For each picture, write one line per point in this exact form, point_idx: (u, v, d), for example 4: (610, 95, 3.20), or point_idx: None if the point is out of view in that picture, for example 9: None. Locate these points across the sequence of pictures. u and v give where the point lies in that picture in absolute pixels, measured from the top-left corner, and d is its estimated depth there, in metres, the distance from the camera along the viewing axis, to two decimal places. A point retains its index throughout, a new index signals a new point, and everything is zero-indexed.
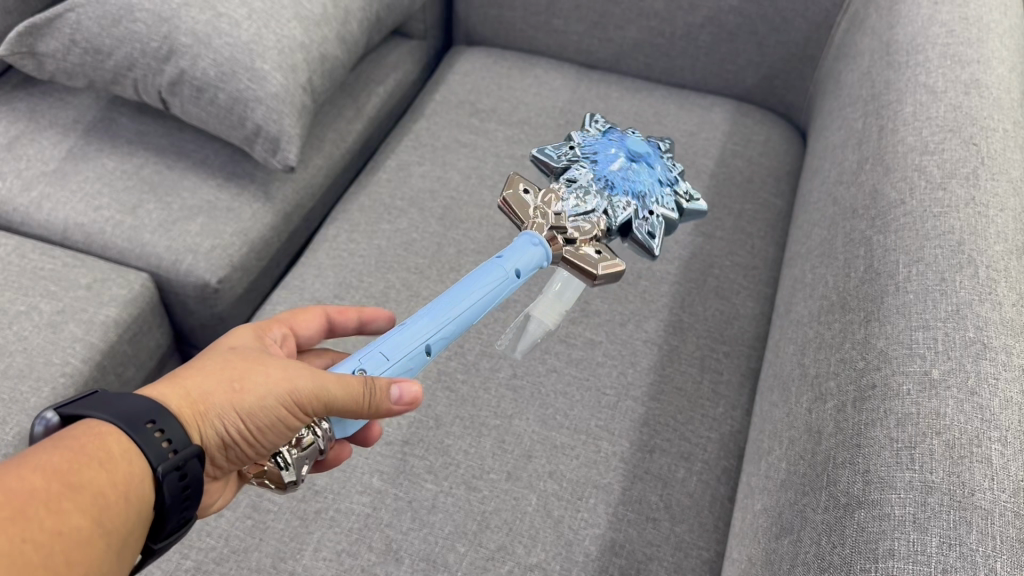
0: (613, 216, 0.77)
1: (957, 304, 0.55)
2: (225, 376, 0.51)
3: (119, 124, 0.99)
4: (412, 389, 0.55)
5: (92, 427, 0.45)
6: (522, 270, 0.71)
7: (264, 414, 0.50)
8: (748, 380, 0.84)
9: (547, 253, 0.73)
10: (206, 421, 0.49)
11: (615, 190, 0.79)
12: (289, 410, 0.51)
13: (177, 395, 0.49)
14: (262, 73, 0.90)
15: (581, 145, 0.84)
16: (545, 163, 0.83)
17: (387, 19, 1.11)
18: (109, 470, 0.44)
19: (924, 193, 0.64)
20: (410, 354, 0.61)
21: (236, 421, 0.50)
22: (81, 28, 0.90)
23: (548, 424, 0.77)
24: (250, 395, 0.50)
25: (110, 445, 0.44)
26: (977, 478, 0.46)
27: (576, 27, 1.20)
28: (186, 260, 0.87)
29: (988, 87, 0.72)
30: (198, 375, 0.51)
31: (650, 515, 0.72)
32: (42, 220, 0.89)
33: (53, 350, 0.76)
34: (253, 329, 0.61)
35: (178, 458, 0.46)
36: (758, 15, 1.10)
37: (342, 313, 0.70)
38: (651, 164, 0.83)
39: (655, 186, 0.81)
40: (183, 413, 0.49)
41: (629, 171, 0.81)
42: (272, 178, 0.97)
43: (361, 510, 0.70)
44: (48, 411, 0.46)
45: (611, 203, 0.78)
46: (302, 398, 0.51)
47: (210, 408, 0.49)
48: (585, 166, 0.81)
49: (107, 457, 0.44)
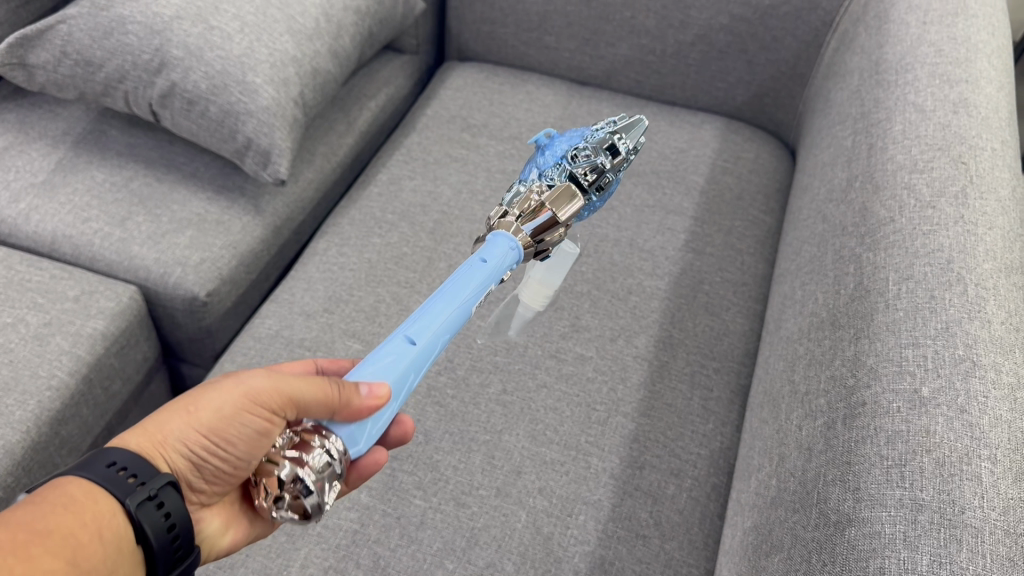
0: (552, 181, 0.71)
1: (946, 322, 0.55)
2: (183, 402, 0.51)
3: (109, 136, 0.99)
4: (381, 389, 0.50)
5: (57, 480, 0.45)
6: (494, 258, 0.63)
7: (225, 425, 0.50)
8: (738, 396, 0.84)
9: (513, 238, 0.66)
10: (169, 448, 0.50)
11: (548, 169, 0.73)
12: (254, 416, 0.50)
13: (137, 433, 0.50)
14: (253, 86, 0.90)
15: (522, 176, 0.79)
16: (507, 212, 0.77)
17: (379, 35, 1.12)
18: (75, 511, 0.43)
19: (913, 211, 0.65)
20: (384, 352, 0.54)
21: (197, 440, 0.50)
22: (73, 40, 0.90)
23: (538, 440, 0.77)
24: (205, 412, 0.50)
25: (74, 489, 0.44)
26: (966, 496, 0.46)
27: (567, 44, 1.20)
28: (175, 273, 0.86)
29: (976, 106, 0.73)
30: (160, 410, 0.51)
31: (640, 532, 0.71)
32: (30, 232, 0.88)
33: (39, 363, 0.76)
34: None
35: (148, 488, 0.45)
36: (748, 33, 1.11)
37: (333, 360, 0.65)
38: (566, 135, 0.77)
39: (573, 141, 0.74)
40: (144, 447, 0.49)
41: (548, 153, 0.75)
42: (263, 192, 0.97)
43: (348, 526, 0.70)
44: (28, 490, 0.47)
45: (548, 176, 0.72)
46: (258, 399, 0.50)
47: (168, 436, 0.50)
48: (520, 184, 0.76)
49: (72, 501, 0.44)
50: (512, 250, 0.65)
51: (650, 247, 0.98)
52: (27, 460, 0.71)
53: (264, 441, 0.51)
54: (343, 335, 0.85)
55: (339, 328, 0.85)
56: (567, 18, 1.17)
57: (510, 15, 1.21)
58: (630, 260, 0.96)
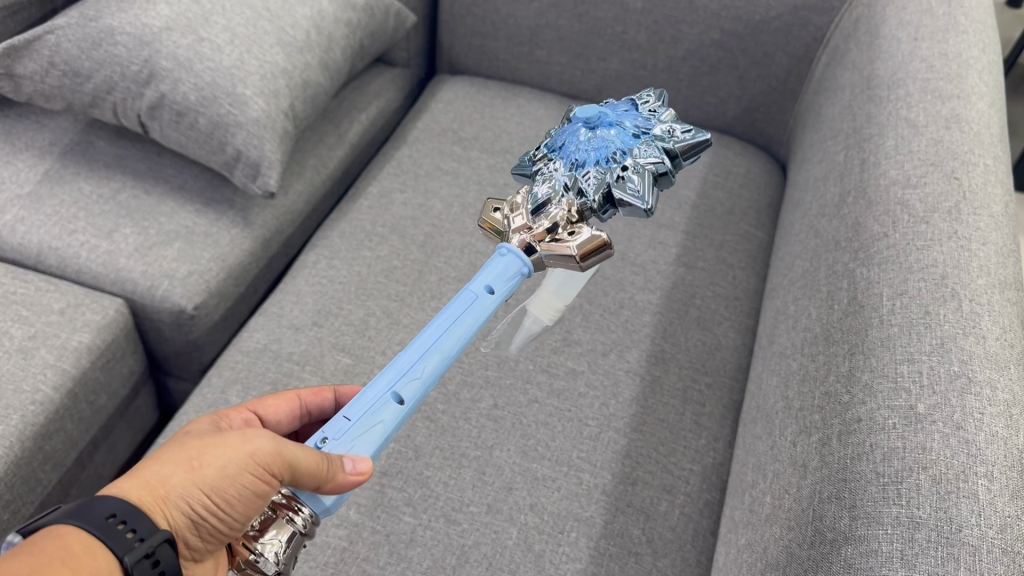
0: (583, 192, 0.63)
1: (941, 338, 0.55)
2: (184, 454, 0.48)
3: (96, 147, 0.98)
4: (362, 466, 0.50)
5: (52, 530, 0.42)
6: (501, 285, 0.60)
7: (228, 484, 0.47)
8: (731, 412, 0.83)
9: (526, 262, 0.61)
10: (170, 504, 0.46)
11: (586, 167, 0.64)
12: (257, 479, 0.48)
13: (136, 486, 0.46)
14: (244, 98, 0.90)
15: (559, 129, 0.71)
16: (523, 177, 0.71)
17: (370, 48, 1.11)
18: (73, 565, 0.40)
19: (907, 226, 0.65)
20: (369, 412, 0.53)
21: (198, 497, 0.46)
22: (61, 51, 0.90)
23: (529, 455, 0.76)
24: (209, 469, 0.47)
25: (73, 541, 0.41)
26: (964, 514, 0.45)
27: (559, 58, 1.20)
28: (162, 285, 0.85)
29: (968, 122, 0.73)
30: (159, 459, 0.48)
31: (632, 549, 0.71)
32: (16, 244, 0.87)
33: (23, 377, 0.74)
34: (210, 417, 0.58)
35: (147, 545, 0.43)
36: (739, 49, 1.11)
37: (317, 394, 0.65)
38: (618, 121, 0.66)
39: (625, 141, 0.64)
40: (143, 500, 0.46)
41: (594, 139, 0.65)
42: (252, 204, 0.96)
43: (337, 544, 0.69)
44: (13, 534, 0.43)
45: (581, 177, 0.63)
46: (263, 462, 0.48)
47: (171, 490, 0.46)
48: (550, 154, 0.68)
49: (70, 554, 0.41)
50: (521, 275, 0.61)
51: (642, 261, 0.97)
52: (9, 476, 0.70)
53: (261, 504, 0.49)
54: (333, 349, 0.84)
55: (328, 342, 0.84)
56: (558, 32, 1.17)
57: (502, 29, 1.21)
58: (622, 274, 0.96)
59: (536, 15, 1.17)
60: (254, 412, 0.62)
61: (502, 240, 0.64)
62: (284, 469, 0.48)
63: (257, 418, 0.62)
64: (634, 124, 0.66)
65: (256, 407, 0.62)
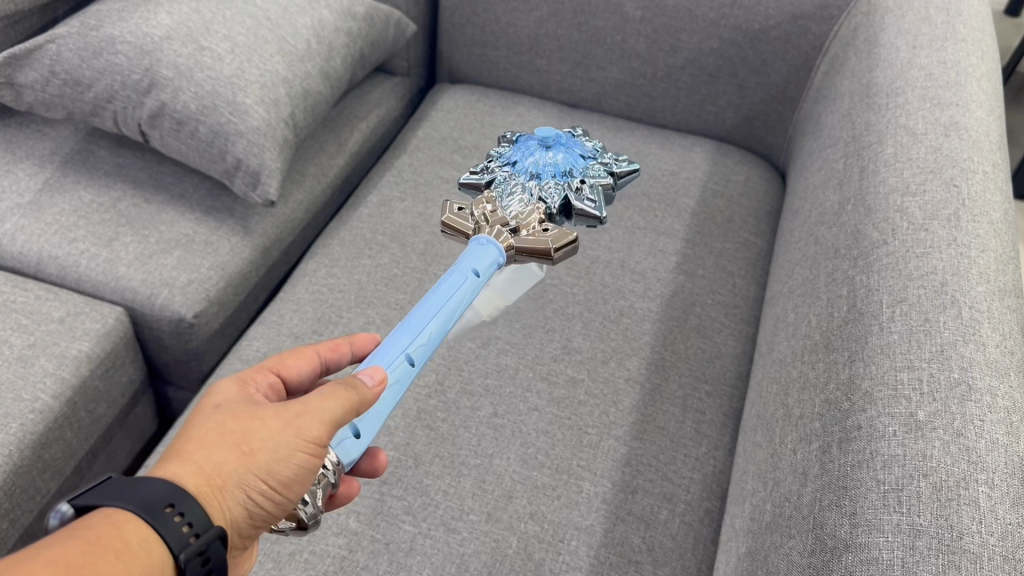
0: (548, 200, 1.01)
1: (941, 345, 0.55)
2: (230, 439, 0.49)
3: (96, 156, 0.98)
4: (379, 375, 0.57)
5: (110, 515, 0.43)
6: (485, 270, 0.87)
7: (280, 465, 0.49)
8: (731, 420, 0.83)
9: (500, 249, 0.90)
10: (227, 492, 0.48)
11: (543, 181, 1.02)
12: (304, 453, 0.50)
13: (192, 474, 0.47)
14: (244, 107, 0.90)
15: (500, 161, 1.07)
16: (476, 187, 1.04)
17: (370, 58, 1.12)
18: (127, 561, 0.41)
19: (907, 233, 0.65)
20: (392, 364, 0.69)
21: (256, 482, 0.49)
22: (61, 60, 0.90)
23: (529, 464, 0.76)
24: (262, 454, 0.49)
25: (131, 534, 0.43)
26: (965, 521, 0.45)
27: (558, 67, 1.20)
28: (162, 293, 0.85)
29: (968, 129, 0.73)
30: (204, 446, 0.49)
31: (632, 558, 0.70)
32: (16, 252, 0.87)
33: (22, 386, 0.74)
34: (236, 380, 0.56)
35: (201, 543, 0.44)
36: (738, 57, 1.11)
37: (334, 350, 0.64)
38: (562, 152, 1.07)
39: (569, 165, 1.06)
40: (204, 491, 0.47)
41: (545, 166, 1.05)
42: (252, 213, 0.96)
43: (336, 553, 0.69)
44: (62, 503, 0.44)
45: (544, 189, 1.00)
46: (313, 441, 0.50)
47: (228, 480, 0.48)
48: (510, 175, 1.04)
49: (124, 548, 0.42)
50: (497, 262, 0.89)
51: (641, 268, 0.97)
52: (7, 484, 0.70)
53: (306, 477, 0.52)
54: None
55: None
56: (558, 41, 1.18)
57: (501, 38, 1.21)
58: (621, 281, 0.96)
59: (536, 24, 1.17)
60: (274, 371, 0.60)
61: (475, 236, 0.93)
62: (327, 438, 0.51)
63: (277, 379, 0.60)
64: (572, 158, 1.07)
65: (274, 365, 0.60)
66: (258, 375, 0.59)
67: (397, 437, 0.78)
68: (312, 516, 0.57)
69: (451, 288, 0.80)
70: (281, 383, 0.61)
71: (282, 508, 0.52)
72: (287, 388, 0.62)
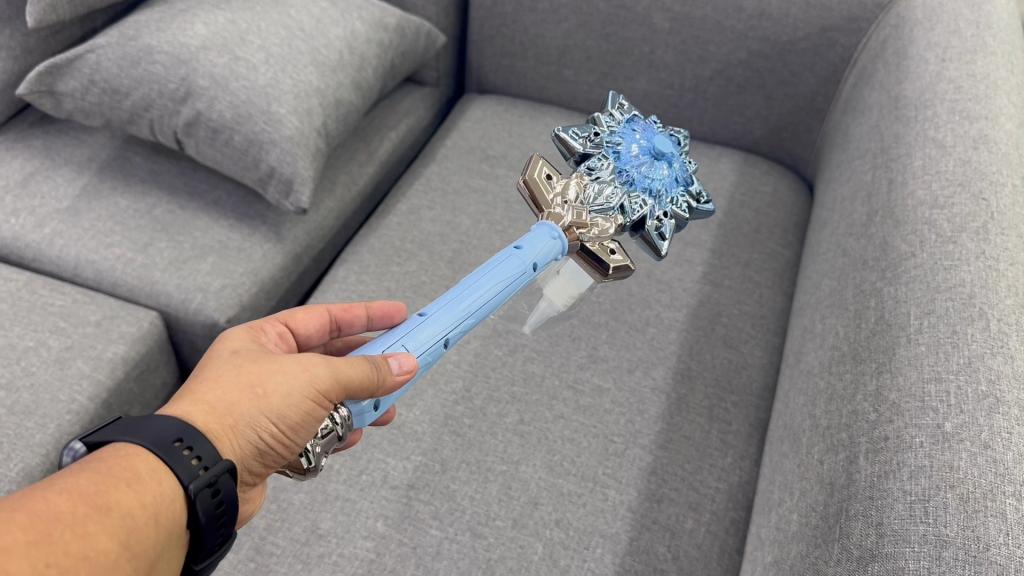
0: (627, 213, 0.74)
1: (969, 357, 0.55)
2: (243, 382, 0.50)
3: (133, 163, 1.00)
4: (410, 364, 0.56)
5: (120, 450, 0.44)
6: (542, 261, 0.69)
7: (291, 411, 0.50)
8: (757, 430, 0.83)
9: (564, 239, 0.71)
10: (237, 432, 0.49)
11: (635, 187, 0.75)
12: (314, 402, 0.51)
13: (202, 411, 0.48)
14: (278, 116, 0.92)
15: (606, 130, 0.78)
16: (566, 145, 0.77)
17: (401, 69, 1.13)
18: (137, 490, 0.42)
19: (934, 245, 0.65)
20: (429, 349, 0.60)
21: (267, 424, 0.50)
22: (100, 69, 0.92)
23: (555, 471, 0.77)
24: (274, 398, 0.50)
25: (140, 465, 0.43)
26: (992, 533, 0.45)
27: (586, 77, 1.22)
28: (195, 299, 0.87)
29: (997, 142, 0.73)
30: (217, 387, 0.50)
31: (657, 566, 0.71)
32: (54, 257, 0.89)
33: (59, 387, 0.76)
34: (247, 329, 0.58)
35: (211, 475, 0.45)
36: (767, 69, 1.11)
37: (347, 310, 0.67)
38: (679, 161, 0.78)
39: (673, 184, 0.77)
40: (215, 430, 0.48)
41: (651, 168, 0.76)
42: (284, 220, 0.98)
43: (364, 555, 0.70)
44: (75, 443, 0.45)
45: (629, 198, 0.74)
46: (323, 389, 0.51)
47: (239, 420, 0.49)
48: (607, 156, 0.76)
49: (135, 478, 0.43)
50: (554, 252, 0.70)
51: (668, 278, 0.98)
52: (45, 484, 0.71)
53: (316, 426, 0.52)
54: None
55: None
56: (586, 52, 1.18)
57: (530, 49, 1.22)
58: (648, 290, 0.96)
59: (564, 35, 1.18)
60: (286, 324, 0.63)
61: (544, 215, 0.72)
62: (339, 390, 0.52)
63: (289, 331, 0.63)
64: (682, 170, 0.79)
65: (288, 319, 0.63)
66: (267, 325, 0.61)
67: (425, 442, 0.78)
68: (312, 464, 0.53)
69: (500, 268, 0.65)
70: (290, 333, 0.63)
71: (291, 455, 0.53)
72: (297, 341, 0.64)
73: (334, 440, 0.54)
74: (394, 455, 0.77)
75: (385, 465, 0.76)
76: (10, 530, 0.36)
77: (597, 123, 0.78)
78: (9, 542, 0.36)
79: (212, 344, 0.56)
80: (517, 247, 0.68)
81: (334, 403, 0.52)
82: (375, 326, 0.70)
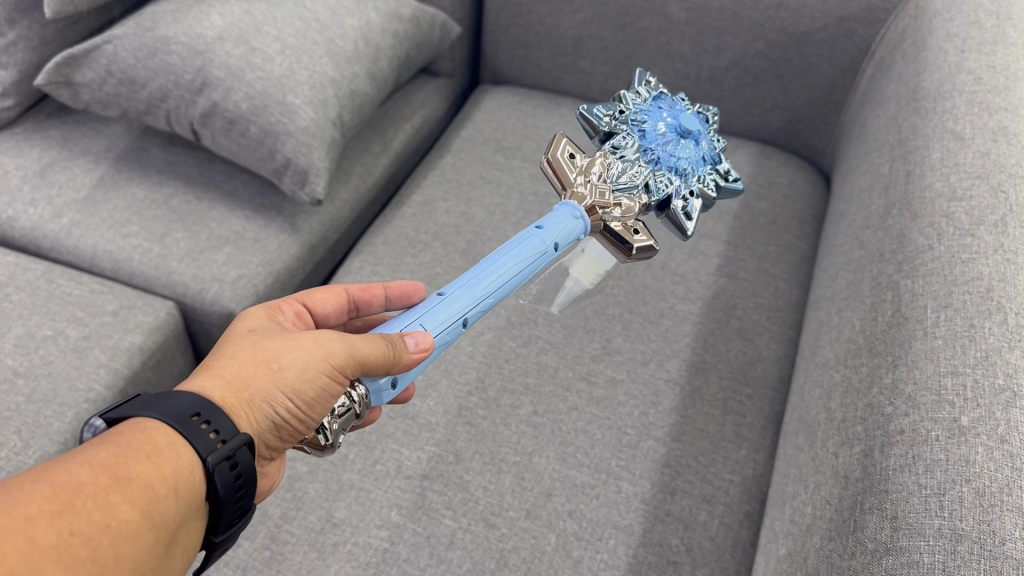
0: (652, 191, 0.74)
1: (986, 351, 0.55)
2: (260, 358, 0.51)
3: (150, 153, 1.01)
4: (426, 343, 0.56)
5: (140, 425, 0.44)
6: (563, 241, 0.68)
7: (307, 386, 0.51)
8: (772, 423, 0.83)
9: (587, 220, 0.70)
10: (253, 406, 0.49)
11: (661, 165, 0.75)
12: (330, 378, 0.51)
13: (218, 386, 0.49)
14: (294, 107, 0.92)
15: (631, 108, 0.78)
16: (591, 122, 0.77)
17: (416, 60, 1.13)
18: (157, 462, 0.43)
19: (953, 238, 0.64)
20: (447, 328, 0.60)
21: (283, 398, 0.50)
22: (117, 59, 0.92)
23: (568, 462, 0.77)
24: (290, 372, 0.50)
25: (160, 438, 0.44)
26: (1008, 527, 0.45)
27: (602, 68, 1.21)
28: (211, 289, 0.87)
29: (1017, 133, 0.72)
30: (234, 362, 0.50)
31: (671, 558, 0.71)
32: (72, 247, 0.90)
33: (77, 375, 0.77)
34: (265, 308, 0.59)
35: (228, 448, 0.45)
36: (784, 59, 1.10)
37: (365, 290, 0.67)
38: (705, 139, 0.78)
39: (698, 163, 0.77)
40: (231, 404, 0.49)
41: (677, 146, 0.76)
42: (299, 211, 0.99)
43: (378, 545, 0.70)
44: (96, 418, 0.46)
45: (655, 177, 0.74)
46: (339, 365, 0.51)
47: (255, 395, 0.49)
48: (632, 135, 0.76)
49: (155, 451, 0.43)
50: (577, 233, 0.69)
51: (683, 270, 0.98)
52: None
53: (332, 402, 0.53)
54: None
55: None
56: (602, 42, 1.18)
57: (545, 40, 1.22)
58: (663, 283, 0.96)
59: (580, 25, 1.17)
60: (304, 304, 0.63)
61: (566, 194, 0.72)
62: (355, 366, 0.52)
63: (307, 311, 0.63)
64: (708, 149, 0.79)
65: (306, 298, 0.63)
66: (285, 304, 0.61)
67: (438, 433, 0.79)
68: (330, 440, 0.53)
69: (519, 249, 0.65)
70: (308, 313, 0.63)
71: (307, 429, 0.53)
72: (315, 321, 0.64)
73: (351, 418, 0.54)
74: (408, 445, 0.77)
75: (399, 455, 0.77)
76: (33, 500, 0.37)
77: (623, 100, 0.78)
78: (32, 511, 0.36)
79: (231, 322, 0.56)
80: (537, 228, 0.68)
81: (350, 379, 0.53)
82: (393, 306, 0.70)
